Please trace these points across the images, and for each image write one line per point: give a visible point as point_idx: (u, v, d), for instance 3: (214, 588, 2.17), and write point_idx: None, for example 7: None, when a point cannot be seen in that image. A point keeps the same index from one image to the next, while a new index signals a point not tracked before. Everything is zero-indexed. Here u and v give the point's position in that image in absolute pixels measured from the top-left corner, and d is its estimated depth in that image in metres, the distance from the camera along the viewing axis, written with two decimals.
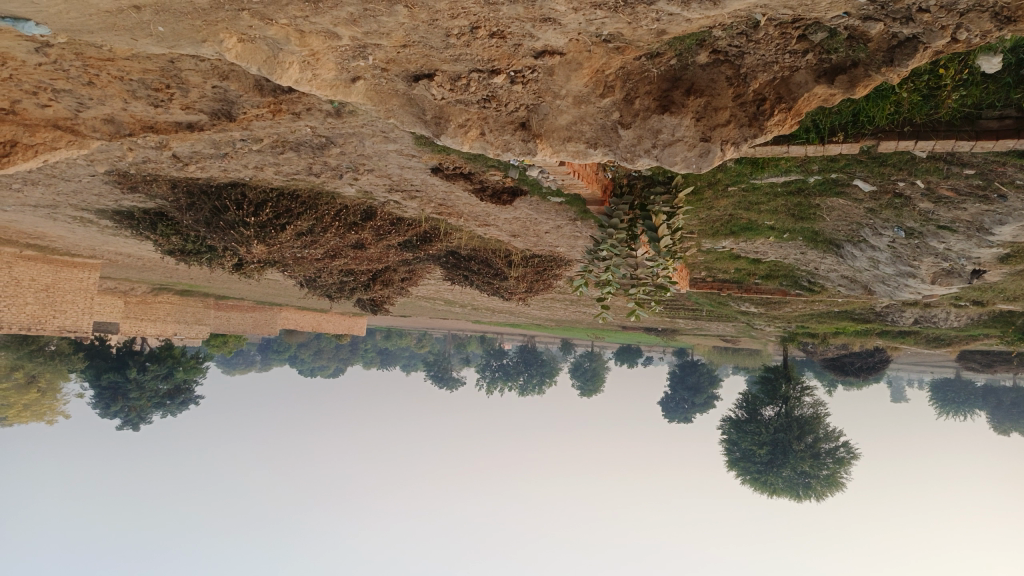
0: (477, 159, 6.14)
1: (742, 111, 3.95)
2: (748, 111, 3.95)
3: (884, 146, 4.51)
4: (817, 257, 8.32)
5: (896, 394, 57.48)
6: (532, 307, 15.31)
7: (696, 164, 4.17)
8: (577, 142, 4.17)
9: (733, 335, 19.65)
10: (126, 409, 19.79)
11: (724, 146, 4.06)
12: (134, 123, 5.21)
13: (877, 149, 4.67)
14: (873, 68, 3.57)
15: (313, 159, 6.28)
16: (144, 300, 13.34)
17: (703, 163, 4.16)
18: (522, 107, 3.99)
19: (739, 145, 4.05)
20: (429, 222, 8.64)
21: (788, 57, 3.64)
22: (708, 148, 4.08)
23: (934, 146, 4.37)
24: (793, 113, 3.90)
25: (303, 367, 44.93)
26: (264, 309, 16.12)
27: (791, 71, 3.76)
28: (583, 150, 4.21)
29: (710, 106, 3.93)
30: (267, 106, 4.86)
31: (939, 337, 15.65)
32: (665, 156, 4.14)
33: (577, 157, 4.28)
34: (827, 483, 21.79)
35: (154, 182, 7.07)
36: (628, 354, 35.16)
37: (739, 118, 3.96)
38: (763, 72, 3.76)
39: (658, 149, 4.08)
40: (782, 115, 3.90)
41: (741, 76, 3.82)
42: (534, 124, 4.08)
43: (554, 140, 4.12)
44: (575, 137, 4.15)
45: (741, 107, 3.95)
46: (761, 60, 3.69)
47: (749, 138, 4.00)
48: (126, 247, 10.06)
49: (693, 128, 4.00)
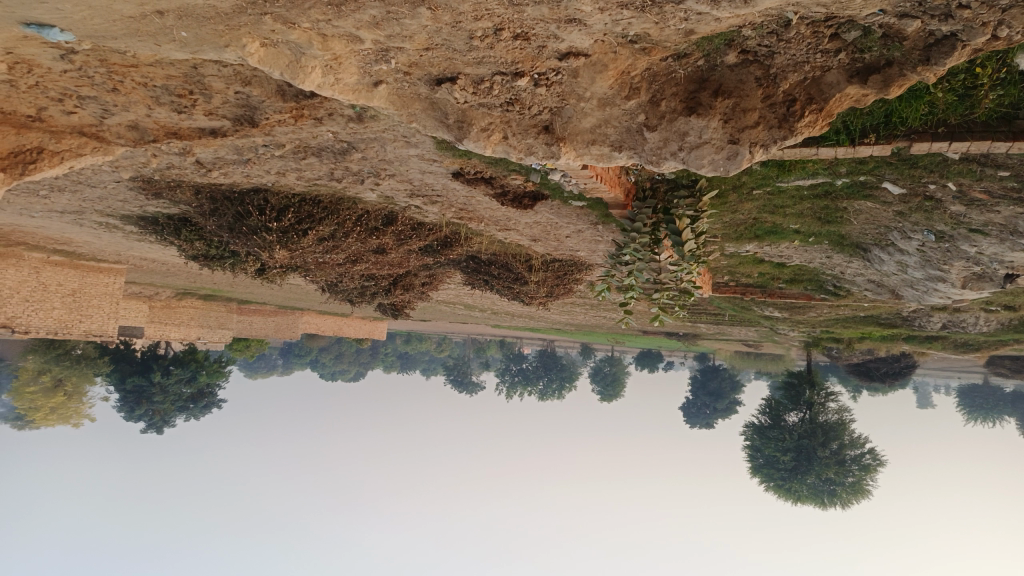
0: (498, 163, 6.10)
1: (772, 112, 3.87)
2: (777, 112, 3.86)
3: (917, 148, 4.40)
4: (843, 261, 8.18)
5: (922, 398, 56.68)
6: (552, 312, 15.25)
7: (723, 167, 4.08)
8: (601, 145, 4.10)
9: (756, 340, 19.43)
10: (150, 412, 19.99)
11: (753, 149, 3.97)
12: (158, 130, 5.24)
13: (909, 151, 4.56)
14: (907, 68, 3.47)
15: (335, 164, 6.28)
16: (168, 305, 13.46)
17: (731, 166, 4.05)
18: (546, 110, 3.94)
19: (768, 148, 3.96)
20: (450, 226, 8.62)
21: (819, 57, 3.58)
22: (736, 150, 3.99)
23: (970, 147, 4.26)
24: (825, 114, 3.79)
25: (324, 371, 45.18)
26: (285, 314, 16.21)
27: (823, 71, 3.68)
28: (607, 154, 4.14)
29: (738, 107, 3.87)
30: (290, 111, 4.86)
31: (968, 342, 15.34)
32: (691, 159, 4.05)
33: (601, 160, 4.20)
34: (852, 490, 21.57)
35: (178, 187, 7.12)
36: (649, 358, 34.93)
37: (768, 119, 3.89)
38: (794, 72, 3.69)
39: (684, 151, 4.00)
40: (813, 116, 3.80)
41: (771, 77, 3.76)
42: (558, 127, 4.03)
43: (577, 143, 4.06)
44: (599, 140, 4.08)
45: (771, 108, 3.86)
46: (792, 60, 3.62)
47: (779, 140, 3.91)
48: (150, 253, 10.16)
49: (720, 130, 3.92)
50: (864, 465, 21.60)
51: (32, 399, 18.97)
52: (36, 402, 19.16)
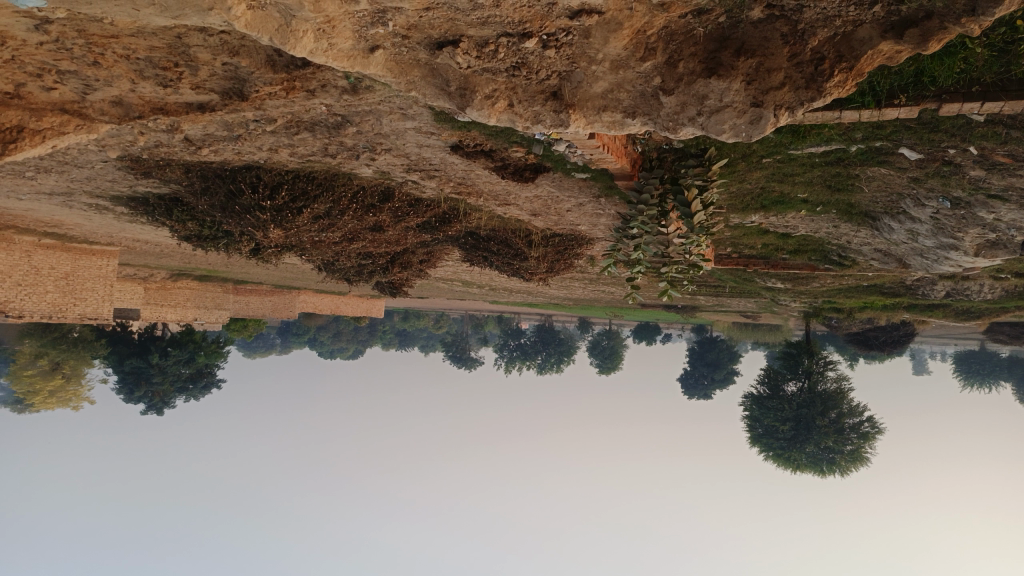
0: (499, 135, 5.89)
1: (799, 72, 3.68)
2: (805, 72, 3.67)
3: (947, 109, 4.22)
4: (850, 231, 8.01)
5: (918, 366, 56.90)
6: (551, 287, 15.08)
7: (745, 132, 3.91)
8: (614, 111, 3.92)
9: (755, 311, 19.32)
10: (150, 393, 19.91)
11: (778, 111, 3.79)
12: (143, 105, 5.00)
13: (938, 112, 4.36)
14: (950, 20, 3.21)
15: (329, 139, 6.06)
16: (164, 287, 13.27)
17: (754, 131, 3.89)
18: (555, 75, 3.74)
19: (794, 110, 3.79)
20: (448, 202, 8.42)
21: (852, 10, 3.35)
22: (760, 114, 3.82)
23: (1003, 107, 4.08)
24: (855, 73, 3.59)
25: (322, 349, 45.12)
26: (282, 294, 16.01)
27: (854, 26, 3.45)
28: (620, 121, 3.96)
29: (762, 67, 3.67)
30: (281, 83, 4.63)
31: (970, 310, 15.25)
32: (711, 124, 3.88)
33: (613, 127, 4.02)
34: (851, 458, 21.24)
35: (167, 166, 6.89)
36: (647, 331, 34.90)
37: (794, 79, 3.70)
38: (823, 28, 3.47)
39: (703, 116, 3.82)
40: (843, 75, 3.60)
41: (799, 34, 3.54)
42: (567, 93, 3.83)
43: (588, 109, 3.88)
44: (611, 106, 3.89)
45: (797, 68, 3.67)
46: (822, 14, 3.39)
47: (806, 101, 3.73)
48: (143, 234, 9.94)
49: (743, 93, 3.74)
50: (864, 433, 21.41)
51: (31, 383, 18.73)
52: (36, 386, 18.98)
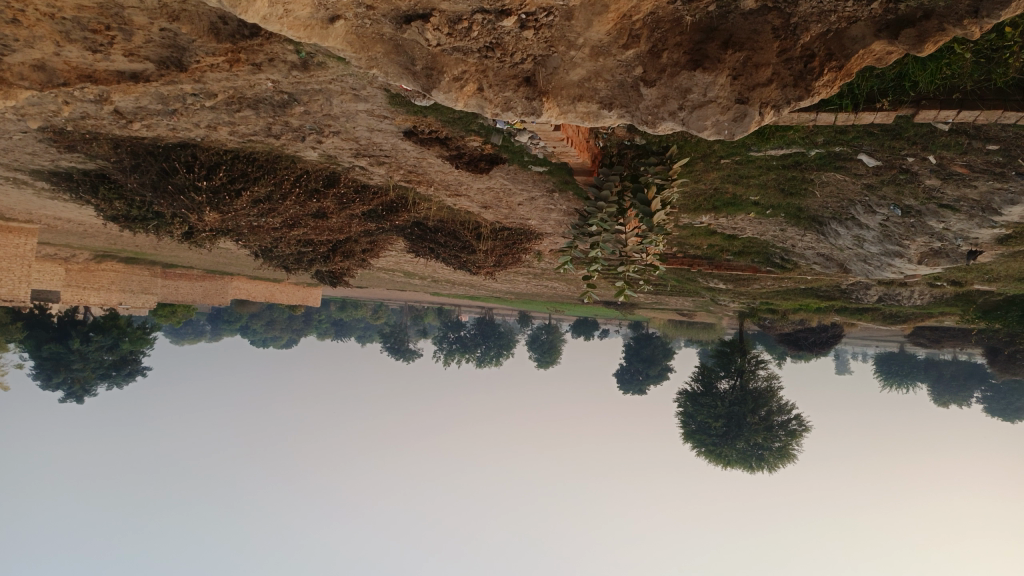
0: (456, 122, 5.66)
1: (787, 69, 3.58)
2: (794, 69, 3.58)
3: (923, 115, 4.23)
4: (796, 234, 8.08)
5: (842, 364, 59.01)
6: (495, 281, 14.87)
7: (728, 130, 3.76)
8: (589, 101, 3.77)
9: (692, 310, 19.60)
10: (69, 380, 18.95)
11: (764, 109, 3.67)
12: (68, 71, 4.56)
13: (914, 119, 4.37)
14: (950, 21, 3.20)
15: (274, 118, 5.71)
16: (87, 268, 12.52)
17: (737, 128, 3.74)
18: (529, 58, 3.55)
19: (780, 109, 3.69)
20: (396, 190, 8.13)
21: (850, 6, 3.29)
22: (744, 112, 3.68)
23: (979, 116, 4.13)
24: (844, 72, 3.52)
25: (255, 337, 43.84)
26: (214, 279, 15.30)
27: (848, 23, 3.40)
28: (595, 112, 3.82)
29: (749, 62, 3.54)
30: (224, 54, 4.29)
31: (896, 314, 15.78)
32: (692, 119, 3.74)
33: (587, 118, 3.87)
34: (779, 455, 21.81)
35: (93, 140, 6.40)
36: (586, 326, 35.06)
37: (782, 76, 3.59)
38: (817, 23, 3.41)
39: (685, 111, 3.71)
40: (832, 74, 3.52)
41: (791, 27, 3.47)
42: (541, 79, 3.65)
43: (562, 98, 3.72)
44: (587, 96, 3.74)
45: (786, 64, 3.57)
46: (817, 8, 3.33)
47: (793, 100, 3.63)
48: (65, 212, 9.30)
49: (728, 88, 3.59)
50: (791, 430, 22.00)
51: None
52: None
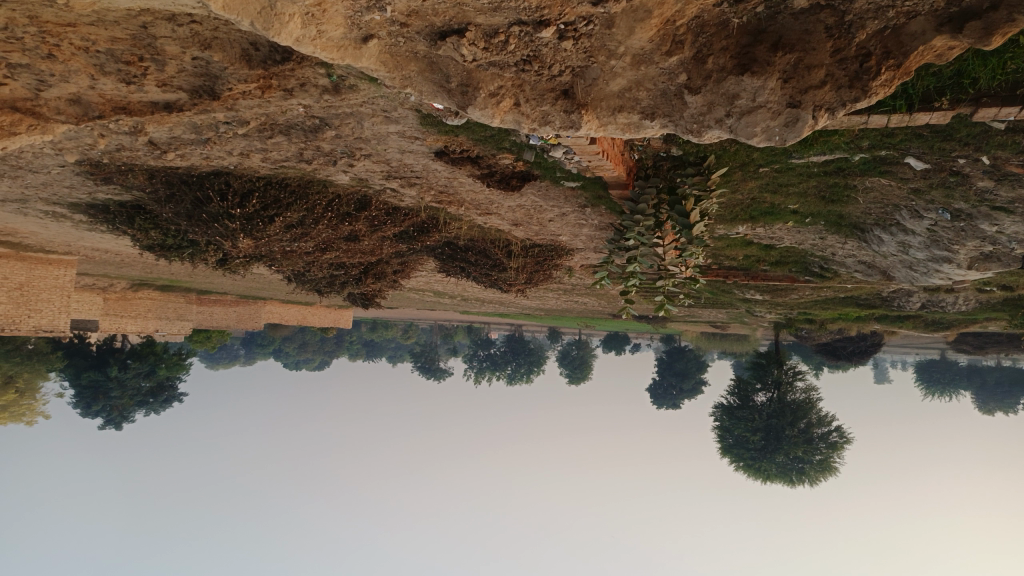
0: (488, 141, 5.60)
1: (841, 69, 3.44)
2: (848, 69, 3.44)
3: (982, 113, 4.06)
4: (836, 242, 7.87)
5: (880, 373, 57.71)
6: (525, 298, 14.78)
7: (778, 135, 3.67)
8: (630, 112, 3.69)
9: (725, 321, 19.27)
10: (108, 408, 19.21)
11: (817, 112, 3.54)
12: (104, 104, 4.59)
13: (972, 118, 4.20)
14: (1020, 11, 2.94)
15: (305, 143, 5.70)
16: (124, 297, 12.69)
17: (788, 133, 3.64)
18: (568, 70, 3.47)
19: (834, 111, 3.55)
20: (427, 211, 8.09)
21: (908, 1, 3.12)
22: (796, 116, 3.56)
23: None
24: (903, 71, 3.37)
25: (288, 360, 44.26)
26: (248, 304, 15.42)
27: (907, 18, 3.23)
28: (636, 123, 3.74)
29: (801, 63, 3.43)
30: (256, 81, 4.27)
31: (939, 321, 15.34)
32: (741, 126, 3.63)
33: (629, 129, 3.79)
34: (820, 467, 21.21)
35: (129, 171, 6.46)
36: (617, 341, 34.71)
37: (836, 78, 3.46)
38: (873, 19, 3.25)
39: (733, 118, 3.59)
40: (890, 73, 3.38)
41: (845, 26, 3.32)
42: (580, 91, 3.58)
43: (601, 110, 3.64)
44: (628, 106, 3.66)
45: (840, 64, 3.43)
46: (873, 5, 3.17)
47: (849, 101, 3.49)
48: (103, 243, 9.44)
49: (779, 92, 3.50)
50: (831, 443, 21.37)
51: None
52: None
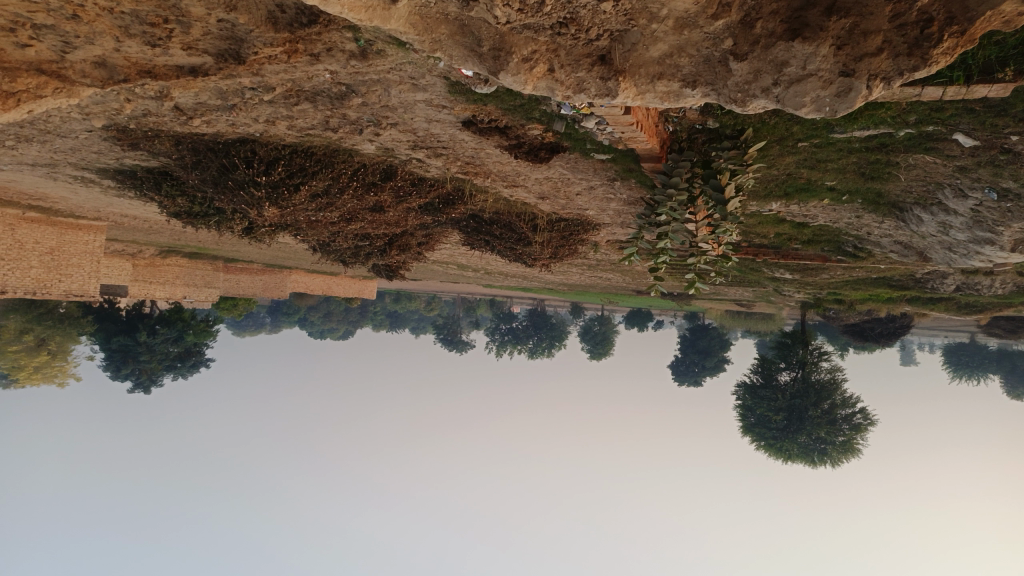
0: (517, 110, 5.46)
1: (899, 36, 3.26)
2: (907, 36, 3.26)
3: None
4: (872, 221, 7.64)
5: (906, 356, 56.92)
6: (549, 273, 14.67)
7: (829, 106, 3.51)
8: (670, 79, 3.57)
9: (751, 300, 19.01)
10: (137, 371, 19.54)
11: (872, 82, 3.37)
12: (129, 67, 4.52)
13: None
14: None
15: (332, 111, 5.61)
16: (152, 263, 12.80)
17: (839, 104, 3.48)
18: (607, 35, 3.33)
19: (891, 81, 3.37)
20: (453, 182, 7.99)
21: None
22: (849, 85, 3.40)
23: None
24: (967, 39, 3.17)
25: (313, 329, 44.72)
26: (273, 273, 15.50)
27: None
28: (676, 91, 3.63)
29: (856, 29, 3.25)
30: (282, 45, 4.17)
31: (972, 304, 14.98)
32: (788, 96, 3.50)
33: (668, 98, 3.68)
34: (843, 449, 21.08)
35: (155, 137, 6.42)
36: (639, 317, 34.49)
37: (894, 45, 3.27)
38: None
39: (781, 86, 3.45)
40: (952, 40, 3.18)
41: None
42: (618, 57, 3.44)
43: (639, 77, 3.52)
44: (668, 73, 3.54)
45: (898, 30, 3.26)
46: None
47: (907, 70, 3.30)
48: (131, 210, 9.47)
49: (831, 60, 3.33)
50: (856, 425, 21.08)
51: (19, 382, 17.79)
52: (24, 387, 18.14)
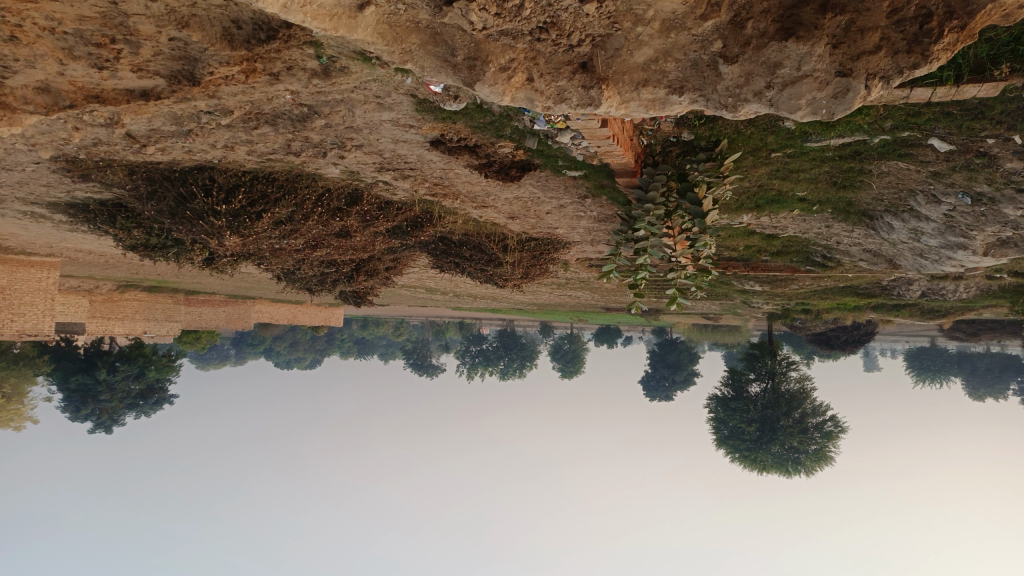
0: (487, 128, 5.30)
1: (898, 32, 3.20)
2: (907, 31, 3.19)
3: None
4: (842, 231, 7.62)
5: (870, 361, 57.90)
6: (519, 293, 14.51)
7: (825, 108, 3.43)
8: (656, 86, 3.44)
9: (718, 313, 19.09)
10: (97, 411, 18.86)
11: (870, 81, 3.30)
12: (75, 92, 4.25)
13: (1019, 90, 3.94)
14: None
15: (293, 134, 5.39)
16: (110, 299, 12.33)
17: (837, 106, 3.41)
18: (588, 40, 3.21)
19: (889, 79, 3.31)
20: (421, 205, 7.80)
21: None
22: (846, 86, 3.32)
23: None
24: (966, 34, 3.09)
25: (279, 360, 43.92)
26: (236, 304, 15.07)
27: None
28: (662, 98, 3.49)
29: (853, 26, 3.19)
30: (239, 64, 3.96)
31: (935, 308, 15.17)
32: (784, 98, 3.42)
33: (654, 106, 3.54)
34: (816, 458, 21.07)
35: (108, 167, 6.12)
36: (609, 335, 34.48)
37: (892, 42, 3.22)
38: None
39: (775, 89, 3.37)
40: (953, 37, 3.10)
41: None
42: (600, 64, 3.32)
43: (624, 84, 3.40)
44: (653, 80, 3.41)
45: (896, 26, 3.19)
46: None
47: (906, 68, 3.24)
48: (86, 244, 9.08)
49: (827, 59, 3.26)
50: (827, 432, 21.24)
51: None
52: None
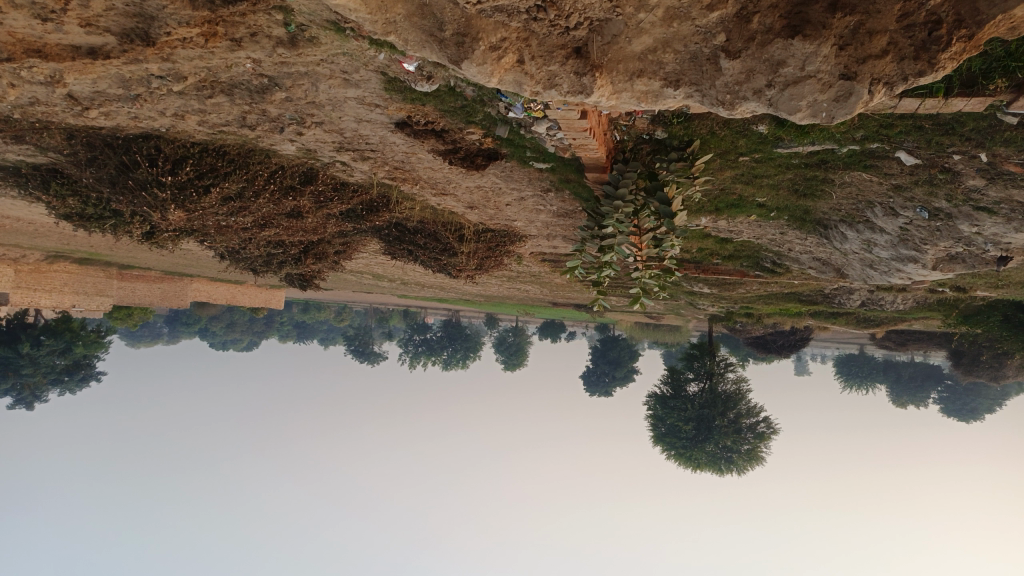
0: (457, 113, 5.14)
1: (907, 37, 3.17)
2: (915, 38, 3.17)
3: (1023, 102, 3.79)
4: (796, 238, 7.71)
5: (800, 365, 59.73)
6: (468, 284, 14.33)
7: (826, 111, 3.43)
8: (650, 78, 3.44)
9: (663, 313, 19.29)
10: (18, 386, 17.94)
11: (874, 86, 3.29)
12: (13, 44, 3.91)
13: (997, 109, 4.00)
14: None
15: (250, 106, 5.11)
16: (37, 270, 11.64)
17: (838, 110, 3.40)
18: (586, 23, 3.16)
19: (893, 86, 3.31)
20: (378, 188, 7.56)
21: None
22: (850, 90, 3.30)
23: None
24: (973, 43, 3.11)
25: (215, 340, 42.68)
26: (173, 281, 14.46)
27: None
28: (656, 91, 3.52)
29: (862, 28, 3.16)
30: (199, 26, 3.70)
31: (871, 318, 15.65)
32: (784, 99, 3.41)
33: (647, 98, 3.57)
34: (748, 458, 21.57)
35: (44, 130, 5.71)
36: (553, 329, 34.57)
37: (900, 47, 3.19)
38: None
39: (775, 88, 3.36)
40: (960, 46, 3.11)
41: None
42: (595, 50, 3.28)
43: (617, 73, 3.38)
44: (648, 71, 3.42)
45: (906, 31, 3.16)
46: None
47: (911, 75, 3.25)
48: (13, 211, 8.52)
49: (832, 61, 3.22)
50: (759, 433, 21.81)
51: None
52: None
